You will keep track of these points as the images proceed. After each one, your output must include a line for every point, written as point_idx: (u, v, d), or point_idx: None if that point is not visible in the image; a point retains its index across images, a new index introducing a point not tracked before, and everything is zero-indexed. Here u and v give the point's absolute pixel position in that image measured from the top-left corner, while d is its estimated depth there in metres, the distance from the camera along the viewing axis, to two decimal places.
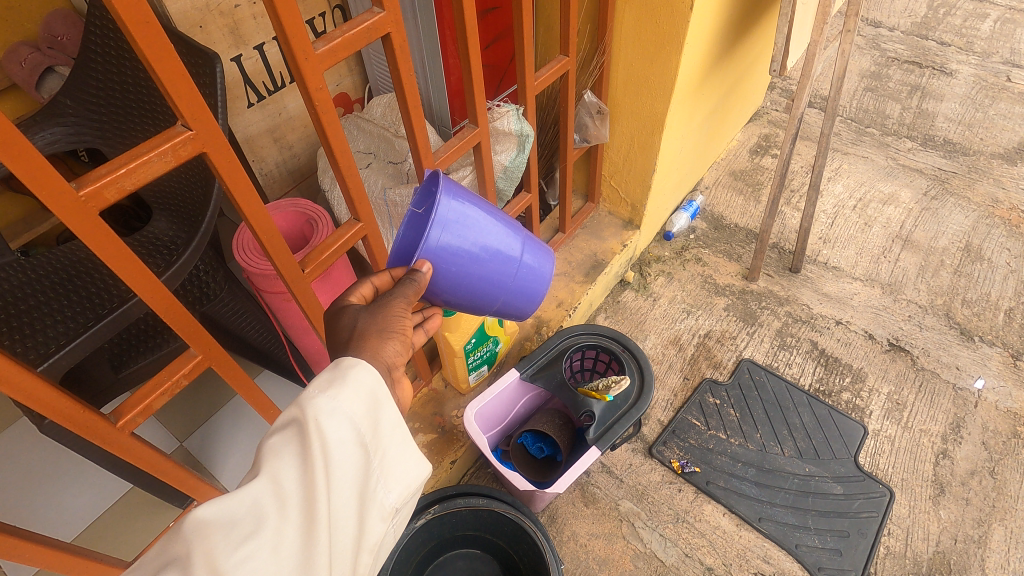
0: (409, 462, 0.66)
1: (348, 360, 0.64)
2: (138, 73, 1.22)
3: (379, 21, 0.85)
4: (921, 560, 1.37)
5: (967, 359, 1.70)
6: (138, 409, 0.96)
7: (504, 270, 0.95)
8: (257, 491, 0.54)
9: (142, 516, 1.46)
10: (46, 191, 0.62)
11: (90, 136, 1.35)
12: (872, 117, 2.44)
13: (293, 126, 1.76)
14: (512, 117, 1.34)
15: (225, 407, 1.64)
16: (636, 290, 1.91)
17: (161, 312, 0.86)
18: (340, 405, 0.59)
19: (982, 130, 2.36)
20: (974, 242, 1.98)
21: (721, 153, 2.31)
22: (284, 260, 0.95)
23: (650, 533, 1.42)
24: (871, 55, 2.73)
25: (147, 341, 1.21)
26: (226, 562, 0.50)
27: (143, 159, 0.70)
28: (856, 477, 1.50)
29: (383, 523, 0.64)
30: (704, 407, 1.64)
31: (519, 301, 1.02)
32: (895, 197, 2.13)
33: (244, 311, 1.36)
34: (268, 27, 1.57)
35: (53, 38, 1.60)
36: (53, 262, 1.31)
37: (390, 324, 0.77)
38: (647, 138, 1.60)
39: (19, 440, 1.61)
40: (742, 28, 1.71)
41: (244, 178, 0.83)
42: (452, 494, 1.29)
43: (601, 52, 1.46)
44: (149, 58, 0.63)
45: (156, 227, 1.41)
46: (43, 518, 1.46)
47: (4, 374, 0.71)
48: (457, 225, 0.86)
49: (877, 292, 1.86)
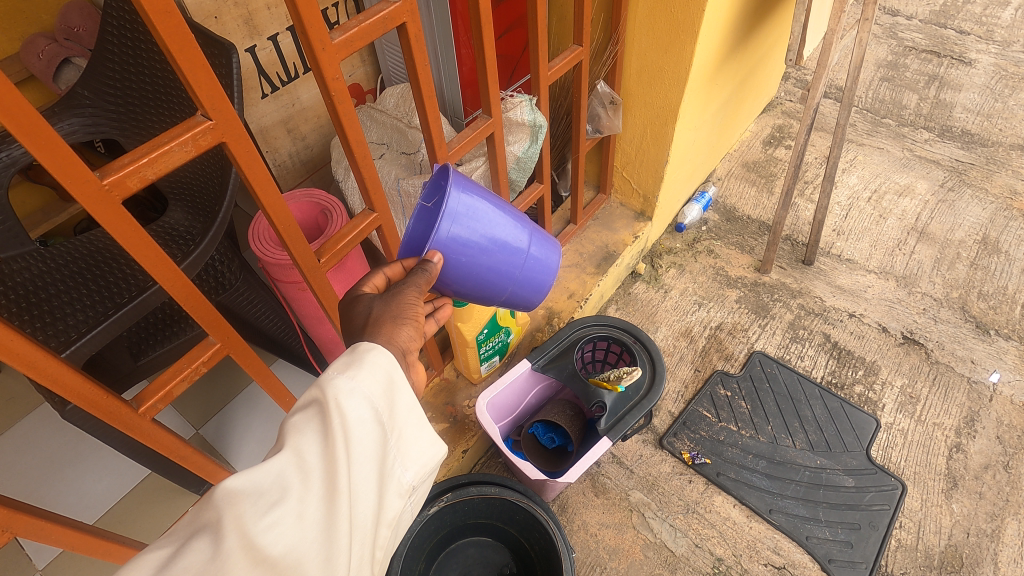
0: (426, 443, 0.67)
1: (364, 345, 0.66)
2: (155, 63, 1.23)
3: (394, 10, 0.85)
4: (933, 552, 1.37)
5: (981, 353, 1.69)
6: (158, 396, 0.97)
7: (515, 260, 0.95)
8: (281, 463, 0.54)
9: (159, 502, 1.50)
10: (71, 179, 0.64)
11: (107, 126, 1.36)
12: (888, 107, 2.41)
13: (306, 117, 1.77)
14: (524, 108, 1.34)
15: (241, 394, 1.66)
16: (647, 282, 1.91)
17: (181, 300, 0.87)
18: (360, 385, 0.61)
19: (1001, 121, 2.32)
20: (991, 235, 1.95)
21: (734, 143, 2.29)
22: (300, 249, 0.96)
23: (661, 523, 1.43)
24: (888, 44, 2.68)
25: (165, 330, 1.23)
26: (255, 527, 0.50)
27: (164, 149, 0.70)
28: (868, 470, 1.50)
29: (400, 500, 0.65)
30: (715, 399, 1.64)
31: (527, 291, 1.02)
32: (911, 188, 2.10)
33: (257, 300, 1.37)
34: (282, 17, 1.58)
35: (69, 29, 1.60)
36: (74, 251, 1.33)
37: (402, 310, 0.78)
38: (660, 128, 1.59)
39: (38, 426, 1.64)
40: (759, 16, 1.68)
41: (262, 168, 0.83)
42: (465, 482, 1.31)
43: (616, 41, 1.45)
44: (172, 50, 0.64)
45: (172, 218, 1.43)
46: (64, 501, 1.50)
47: (31, 359, 0.72)
48: (466, 217, 0.86)
49: (891, 285, 1.85)
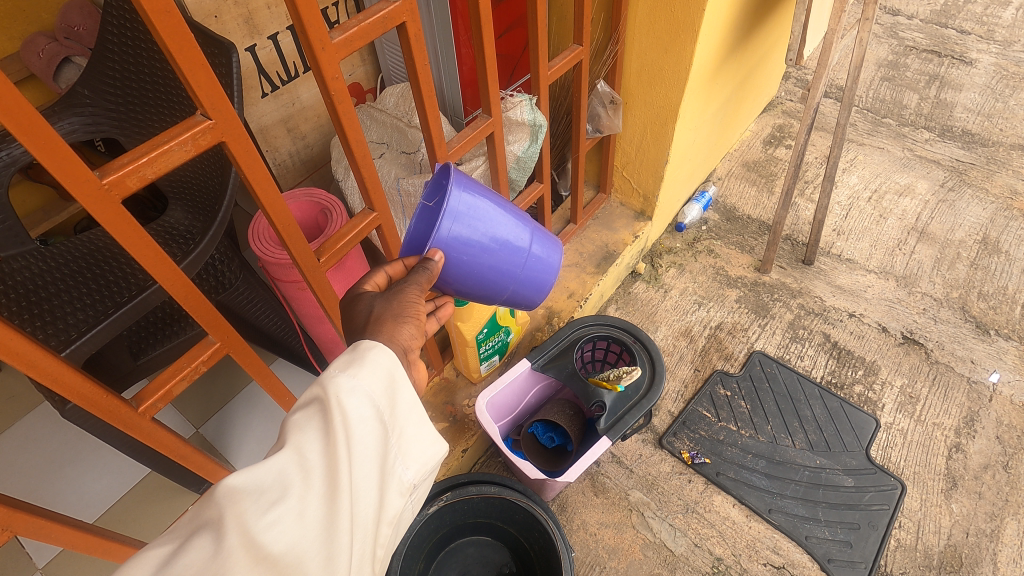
0: (427, 441, 0.67)
1: (365, 343, 0.66)
2: (155, 62, 1.23)
3: (394, 10, 0.85)
4: (932, 552, 1.37)
5: (981, 353, 1.69)
6: (158, 394, 0.97)
7: (515, 259, 0.95)
8: (282, 461, 0.54)
9: (159, 500, 1.50)
10: (71, 178, 0.64)
11: (107, 125, 1.36)
12: (889, 107, 2.40)
13: (306, 116, 1.77)
14: (524, 107, 1.34)
15: (240, 393, 1.66)
16: (647, 281, 1.91)
17: (180, 300, 0.87)
18: (361, 383, 0.61)
19: (1001, 121, 2.32)
20: (992, 235, 1.95)
21: (734, 143, 2.29)
22: (299, 248, 0.96)
23: (660, 523, 1.43)
24: (889, 44, 2.67)
25: (165, 329, 1.23)
26: (256, 525, 0.50)
27: (164, 148, 0.70)
28: (867, 470, 1.50)
29: (402, 498, 0.65)
30: (715, 399, 1.64)
31: (529, 290, 1.02)
32: (912, 188, 2.10)
33: (257, 299, 1.38)
34: (281, 17, 1.58)
35: (69, 28, 1.60)
36: (74, 250, 1.33)
37: (404, 308, 0.78)
38: (661, 128, 1.59)
39: (39, 425, 1.64)
40: (759, 15, 1.68)
41: (262, 168, 0.83)
42: (464, 481, 1.31)
43: (616, 41, 1.45)
44: (171, 50, 0.64)
45: (172, 217, 1.43)
46: (64, 499, 1.50)
47: (30, 359, 0.72)
48: (467, 216, 0.86)
49: (892, 285, 1.85)
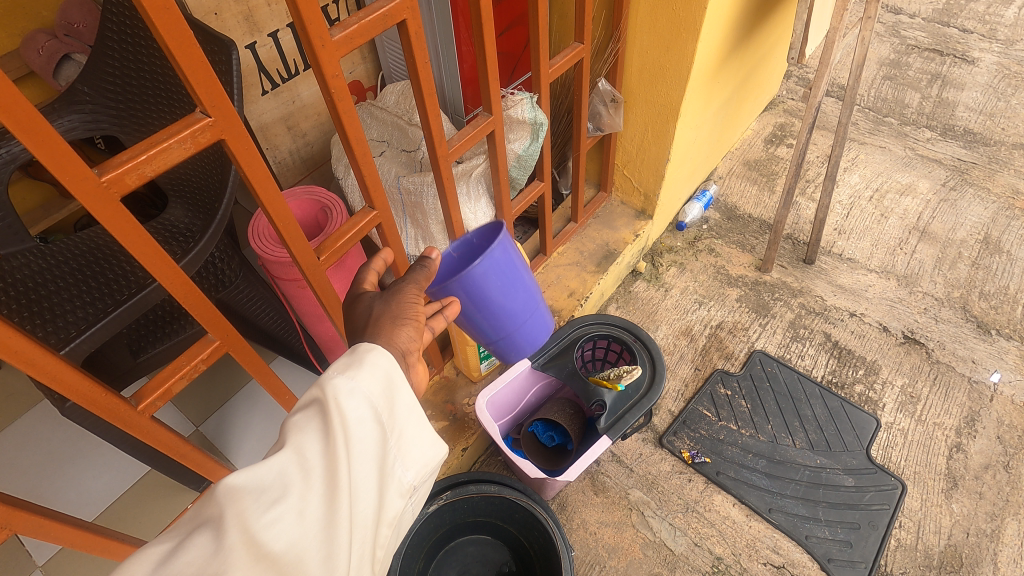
0: (426, 442, 0.67)
1: (365, 345, 0.66)
2: (155, 59, 1.23)
3: (394, 7, 0.84)
4: (932, 552, 1.37)
5: (982, 352, 1.68)
6: (157, 393, 0.97)
7: (515, 315, 1.06)
8: (282, 461, 0.54)
9: (159, 498, 1.50)
10: (69, 176, 0.63)
11: (107, 123, 1.36)
12: (891, 106, 2.40)
13: (307, 114, 1.77)
14: (525, 105, 1.33)
15: (240, 391, 1.66)
16: (647, 280, 1.90)
17: (180, 298, 0.87)
18: (360, 385, 0.61)
19: (1003, 120, 2.31)
20: (993, 234, 1.94)
21: (735, 142, 2.29)
22: (299, 246, 0.96)
23: (660, 522, 1.43)
24: (891, 42, 2.67)
25: (165, 327, 1.23)
26: (256, 524, 0.50)
27: (163, 146, 0.70)
28: (868, 469, 1.50)
29: (401, 500, 0.64)
30: (715, 398, 1.64)
31: (516, 345, 1.14)
32: (913, 187, 2.10)
33: (257, 297, 1.38)
34: (281, 14, 1.58)
35: (69, 25, 1.60)
36: (73, 247, 1.33)
37: (403, 310, 0.77)
38: (662, 126, 1.59)
39: (38, 423, 1.64)
40: (761, 13, 1.68)
41: (262, 166, 0.83)
42: (464, 480, 1.31)
43: (617, 39, 1.44)
44: (171, 47, 0.64)
45: (172, 215, 1.43)
46: (64, 497, 1.50)
47: (29, 358, 0.72)
48: (496, 276, 0.97)
49: (893, 284, 1.84)
